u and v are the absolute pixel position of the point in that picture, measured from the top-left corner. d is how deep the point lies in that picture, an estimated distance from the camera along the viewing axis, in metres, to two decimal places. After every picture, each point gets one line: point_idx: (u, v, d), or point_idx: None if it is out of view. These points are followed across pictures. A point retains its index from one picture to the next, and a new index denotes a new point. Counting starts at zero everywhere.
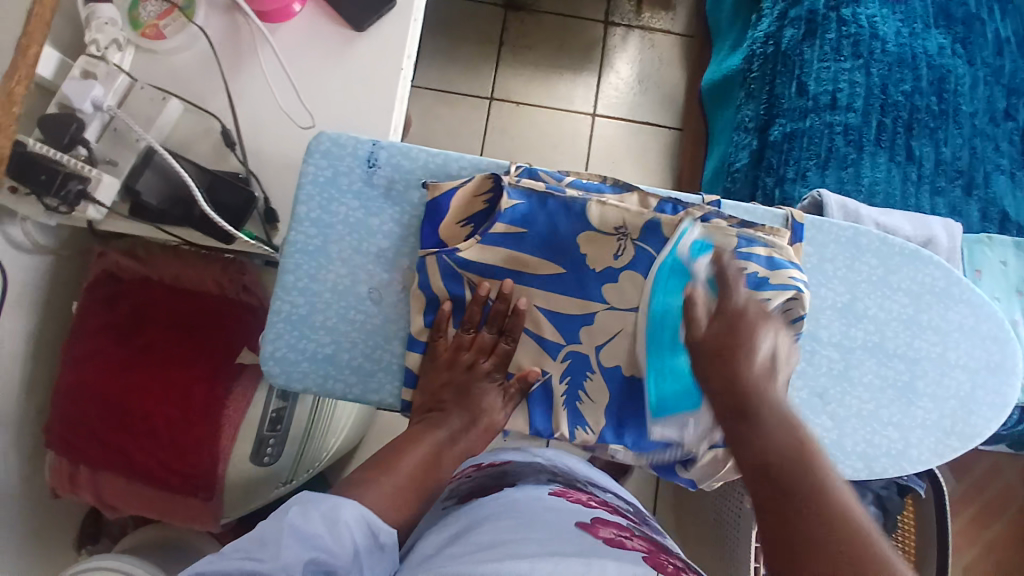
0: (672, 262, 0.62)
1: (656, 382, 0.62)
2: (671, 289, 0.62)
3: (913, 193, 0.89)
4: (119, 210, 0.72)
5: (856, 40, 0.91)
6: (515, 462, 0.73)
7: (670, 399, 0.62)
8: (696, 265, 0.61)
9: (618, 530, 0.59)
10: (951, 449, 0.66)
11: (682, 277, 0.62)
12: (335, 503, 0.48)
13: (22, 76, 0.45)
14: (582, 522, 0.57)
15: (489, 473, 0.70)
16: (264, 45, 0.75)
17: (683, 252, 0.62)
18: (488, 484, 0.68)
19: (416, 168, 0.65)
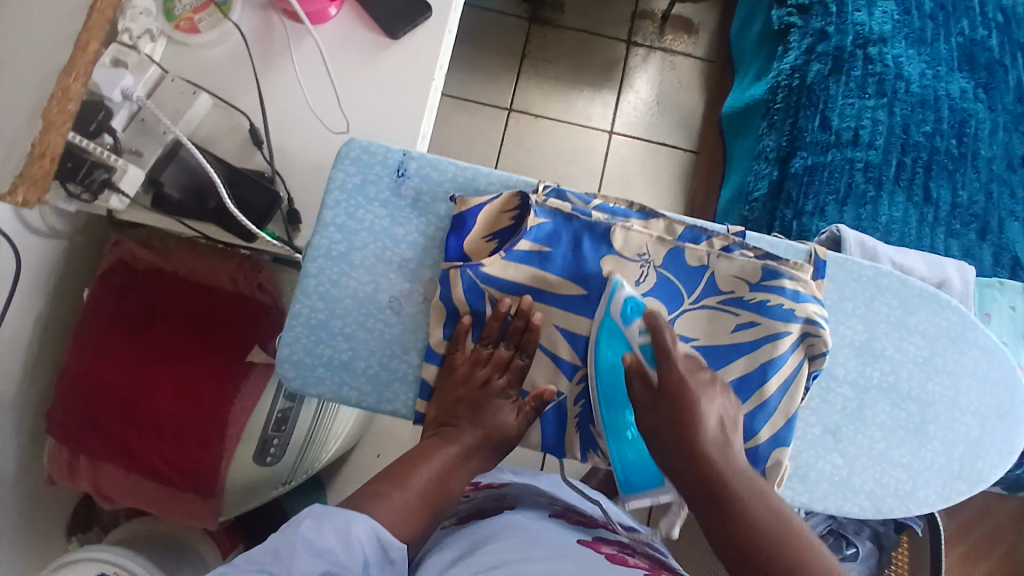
0: (609, 325, 0.60)
1: (616, 454, 0.61)
2: (615, 351, 0.60)
3: (928, 234, 0.90)
4: (141, 201, 0.72)
5: (881, 78, 0.92)
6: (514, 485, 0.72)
7: (635, 471, 0.61)
8: (628, 327, 0.58)
9: (620, 547, 0.60)
10: (958, 493, 0.67)
11: (621, 342, 0.60)
12: (347, 518, 0.48)
13: (79, 71, 0.61)
14: (584, 540, 0.59)
15: (487, 495, 0.71)
16: (297, 46, 0.75)
17: (616, 314, 0.60)
18: (488, 507, 0.68)
19: (445, 180, 0.66)
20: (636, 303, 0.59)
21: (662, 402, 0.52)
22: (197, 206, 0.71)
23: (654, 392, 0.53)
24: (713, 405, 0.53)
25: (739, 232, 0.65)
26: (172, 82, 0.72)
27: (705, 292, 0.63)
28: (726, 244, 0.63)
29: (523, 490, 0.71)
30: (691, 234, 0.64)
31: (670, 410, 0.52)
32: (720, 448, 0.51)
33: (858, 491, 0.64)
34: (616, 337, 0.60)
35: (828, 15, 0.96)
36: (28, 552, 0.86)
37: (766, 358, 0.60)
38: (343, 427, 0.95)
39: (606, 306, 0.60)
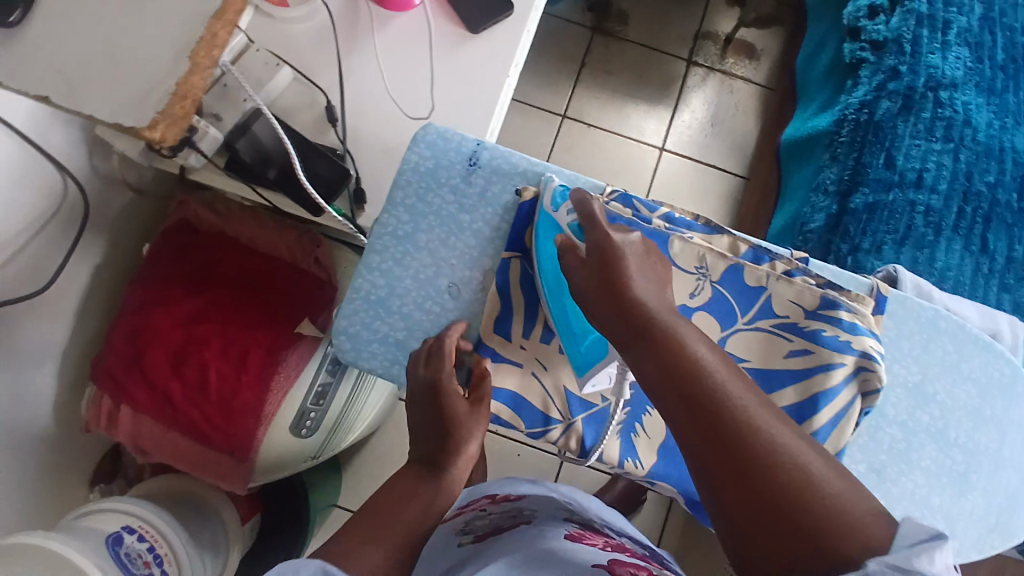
0: (544, 219, 0.61)
1: (567, 340, 0.59)
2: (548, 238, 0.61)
3: (981, 283, 0.89)
4: (216, 162, 0.74)
5: (949, 123, 0.92)
6: (530, 497, 0.71)
7: (584, 352, 0.59)
8: (560, 213, 0.61)
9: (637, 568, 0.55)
10: (991, 545, 0.66)
11: (554, 231, 0.60)
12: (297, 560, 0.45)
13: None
14: (598, 561, 0.54)
15: (505, 509, 0.70)
16: (379, 30, 0.76)
17: (549, 205, 0.61)
18: (504, 523, 0.67)
19: (515, 174, 0.66)
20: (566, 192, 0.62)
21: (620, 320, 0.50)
22: (266, 173, 0.73)
23: (586, 260, 0.54)
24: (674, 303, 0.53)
25: (803, 257, 0.65)
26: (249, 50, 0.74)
27: (760, 314, 0.62)
28: (789, 268, 0.63)
29: (539, 505, 0.70)
30: (754, 255, 0.64)
31: (598, 276, 0.52)
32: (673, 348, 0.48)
33: None
34: (549, 227, 0.61)
35: (902, 54, 0.95)
36: (55, 496, 0.87)
37: (819, 388, 0.60)
38: (370, 408, 0.95)
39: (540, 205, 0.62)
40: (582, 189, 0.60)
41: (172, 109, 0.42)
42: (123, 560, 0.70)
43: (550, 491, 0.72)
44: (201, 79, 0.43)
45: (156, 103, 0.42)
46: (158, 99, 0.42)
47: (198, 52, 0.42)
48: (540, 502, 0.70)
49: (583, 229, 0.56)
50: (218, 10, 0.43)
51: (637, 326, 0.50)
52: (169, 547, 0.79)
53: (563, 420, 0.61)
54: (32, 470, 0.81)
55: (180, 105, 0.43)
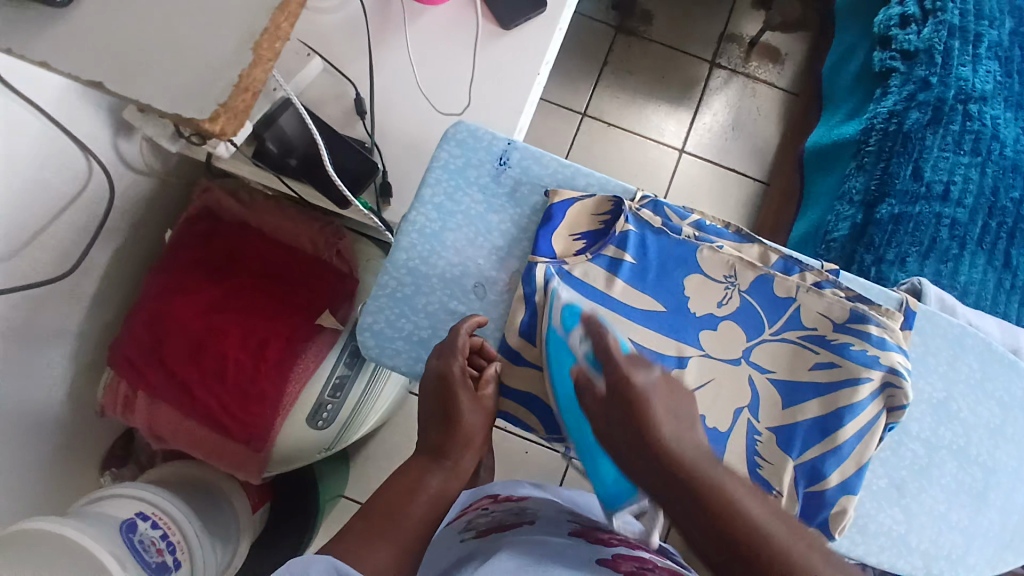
0: (554, 338, 0.59)
1: (594, 476, 0.58)
2: (560, 362, 0.58)
3: (1003, 299, 0.88)
4: (244, 151, 0.73)
5: (978, 137, 0.91)
6: (531, 499, 0.72)
7: (610, 488, 0.57)
8: (571, 336, 0.58)
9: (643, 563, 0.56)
10: (1004, 562, 0.66)
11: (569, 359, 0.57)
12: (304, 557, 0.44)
13: None
14: (602, 557, 0.54)
15: (507, 508, 0.70)
16: (411, 23, 0.76)
17: (558, 325, 0.59)
18: (508, 518, 0.67)
19: (544, 175, 0.66)
20: (575, 309, 0.59)
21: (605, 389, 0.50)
22: (288, 162, 0.73)
23: (600, 397, 0.51)
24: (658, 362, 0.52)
25: (833, 269, 0.65)
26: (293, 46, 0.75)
27: (787, 325, 0.62)
28: (817, 280, 0.63)
29: (542, 505, 0.70)
30: (784, 265, 0.64)
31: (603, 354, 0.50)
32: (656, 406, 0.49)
33: (913, 549, 0.63)
34: (562, 350, 0.58)
35: (933, 65, 0.94)
36: (68, 477, 0.88)
37: (845, 402, 0.59)
38: (384, 400, 0.95)
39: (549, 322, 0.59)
40: (591, 314, 0.57)
41: (234, 100, 0.42)
42: (136, 547, 0.70)
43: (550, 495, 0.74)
44: (262, 72, 0.43)
45: (219, 95, 0.42)
46: (222, 88, 0.42)
47: (260, 44, 0.42)
48: (541, 503, 0.71)
49: (599, 363, 0.53)
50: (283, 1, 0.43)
51: (619, 381, 0.50)
52: (182, 534, 0.80)
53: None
54: (45, 451, 0.81)
55: (241, 97, 0.43)
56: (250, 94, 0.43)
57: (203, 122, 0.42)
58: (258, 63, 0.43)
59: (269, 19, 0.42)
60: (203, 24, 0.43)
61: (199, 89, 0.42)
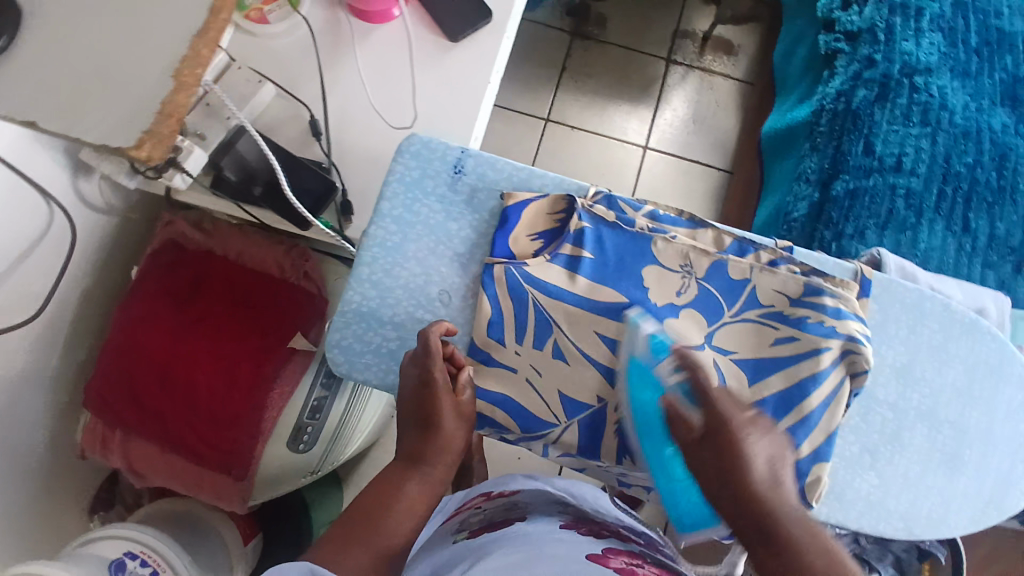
0: (635, 366, 0.61)
1: (669, 500, 0.62)
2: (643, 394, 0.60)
3: (965, 263, 0.91)
4: (201, 181, 0.74)
5: (925, 108, 0.93)
6: (525, 493, 0.74)
7: (685, 511, 0.61)
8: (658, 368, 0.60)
9: (629, 559, 0.58)
10: (987, 519, 0.66)
11: (655, 388, 0.60)
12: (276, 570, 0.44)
13: None
14: (592, 554, 0.56)
15: (499, 504, 0.74)
16: (360, 41, 0.77)
17: (643, 355, 0.61)
18: (499, 517, 0.70)
19: (500, 179, 0.67)
20: (661, 342, 0.61)
21: (704, 441, 0.55)
22: (251, 190, 0.73)
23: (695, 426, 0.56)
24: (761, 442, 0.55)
25: (787, 246, 0.66)
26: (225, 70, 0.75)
27: (746, 306, 0.63)
28: (772, 258, 0.64)
29: (532, 497, 0.74)
30: (738, 247, 0.65)
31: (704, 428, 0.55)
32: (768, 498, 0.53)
33: (892, 513, 0.64)
34: (644, 378, 0.60)
35: (877, 43, 0.97)
36: (54, 524, 0.87)
37: (807, 373, 0.61)
38: (370, 420, 0.94)
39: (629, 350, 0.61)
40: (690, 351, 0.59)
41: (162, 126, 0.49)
42: None
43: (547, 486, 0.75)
44: (184, 96, 0.50)
45: (144, 123, 0.48)
46: (146, 117, 0.48)
47: (181, 71, 0.49)
48: (532, 496, 0.74)
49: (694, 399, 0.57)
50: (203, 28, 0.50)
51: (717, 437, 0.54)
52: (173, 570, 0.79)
53: (560, 422, 0.63)
54: (29, 498, 0.80)
55: (166, 123, 0.49)
56: (174, 120, 0.50)
57: (129, 150, 0.48)
58: (180, 89, 0.49)
59: (189, 46, 0.49)
60: (144, 58, 0.49)
61: (136, 124, 0.49)
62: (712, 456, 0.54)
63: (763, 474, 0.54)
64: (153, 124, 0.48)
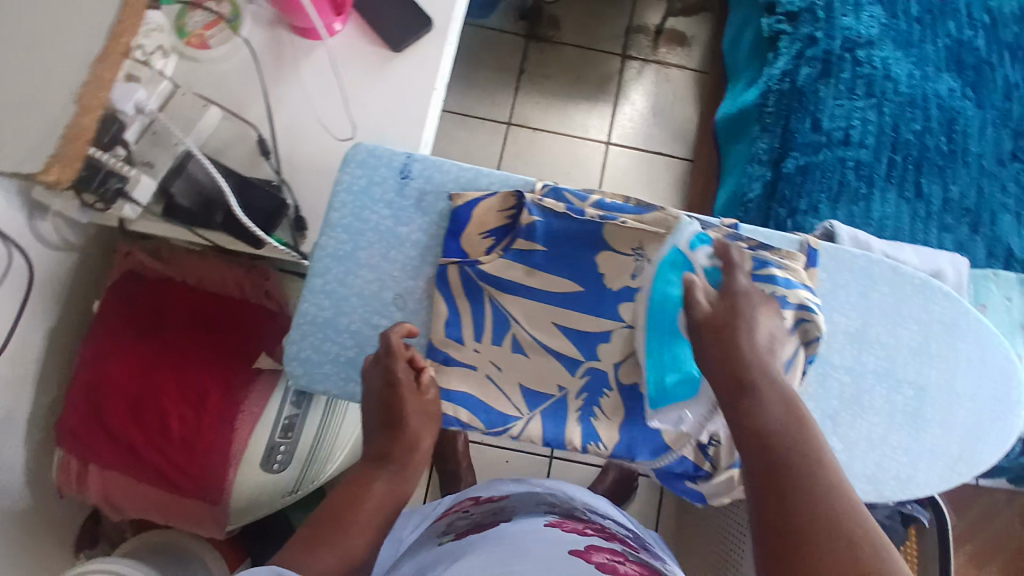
0: (673, 255, 0.62)
1: (654, 376, 0.62)
2: (671, 278, 0.62)
3: (921, 228, 0.92)
4: (152, 210, 0.74)
5: (870, 80, 0.95)
6: (513, 496, 0.75)
7: (672, 389, 0.62)
8: (696, 256, 0.61)
9: (611, 556, 0.58)
10: (957, 475, 0.67)
11: (682, 268, 0.62)
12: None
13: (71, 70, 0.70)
14: (575, 551, 0.56)
15: (487, 507, 0.73)
16: (302, 60, 0.78)
17: (684, 244, 0.62)
18: (486, 518, 0.69)
19: (446, 181, 0.67)
20: (704, 238, 0.62)
21: (718, 307, 0.55)
22: (214, 218, 0.73)
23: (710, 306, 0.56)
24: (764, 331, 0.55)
25: (733, 223, 0.67)
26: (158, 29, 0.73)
27: None
28: (721, 236, 0.65)
29: (520, 502, 0.73)
30: None
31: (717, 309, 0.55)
32: (771, 372, 0.52)
33: (858, 475, 0.65)
34: (679, 263, 0.62)
35: (817, 22, 0.99)
36: (34, 569, 0.85)
37: None
38: (353, 442, 0.93)
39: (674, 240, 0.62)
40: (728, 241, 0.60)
41: (67, 150, 0.64)
42: None
43: (533, 487, 0.76)
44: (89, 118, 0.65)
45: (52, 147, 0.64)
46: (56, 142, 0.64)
47: (86, 97, 0.65)
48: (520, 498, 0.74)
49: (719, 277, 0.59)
50: (104, 56, 0.66)
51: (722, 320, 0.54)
52: None
53: (521, 414, 0.64)
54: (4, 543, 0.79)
55: (72, 145, 0.64)
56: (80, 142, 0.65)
57: (41, 172, 0.63)
58: (84, 111, 0.65)
59: (91, 74, 0.65)
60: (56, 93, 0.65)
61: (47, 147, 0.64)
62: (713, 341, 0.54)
63: (763, 345, 0.54)
64: (61, 148, 0.64)
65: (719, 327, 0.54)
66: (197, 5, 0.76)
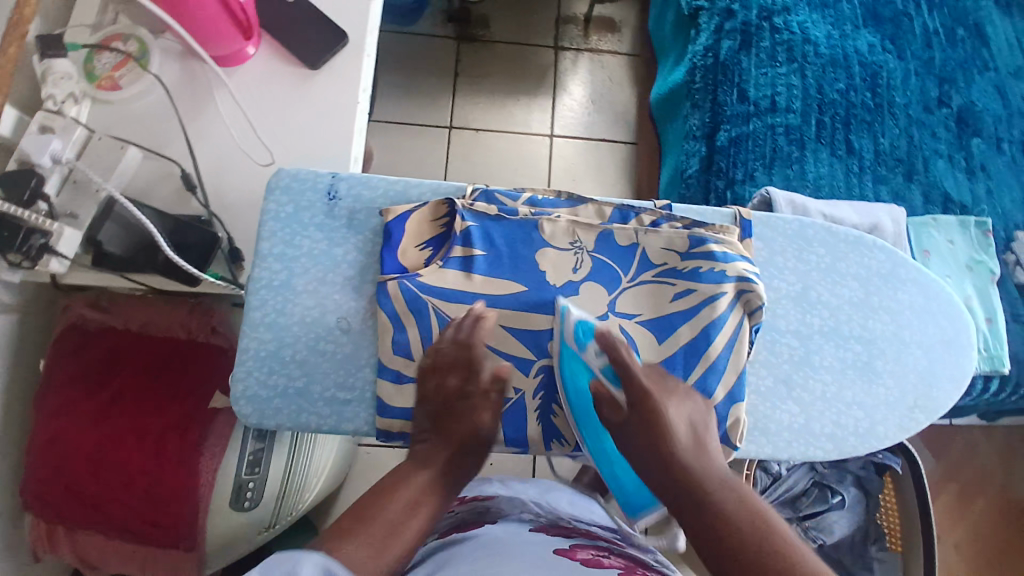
0: (569, 354, 0.62)
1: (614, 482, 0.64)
2: (580, 378, 0.62)
3: (856, 183, 0.94)
4: (81, 261, 0.72)
5: (789, 45, 0.97)
6: (500, 497, 0.73)
7: (633, 493, 0.62)
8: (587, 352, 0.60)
9: (596, 551, 0.58)
10: (917, 422, 0.67)
11: (586, 372, 0.62)
12: (292, 557, 0.41)
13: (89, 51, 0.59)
14: (559, 549, 0.57)
15: (472, 506, 0.72)
16: (220, 89, 0.77)
17: (571, 341, 0.61)
18: (469, 519, 0.69)
19: (376, 197, 0.66)
20: (588, 327, 0.61)
21: (631, 417, 0.57)
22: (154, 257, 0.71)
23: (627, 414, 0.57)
24: (681, 411, 0.57)
25: (665, 205, 0.68)
26: (66, 77, 0.71)
27: (640, 269, 0.65)
28: (654, 219, 0.66)
29: (507, 504, 0.71)
30: (621, 214, 0.67)
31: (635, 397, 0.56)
32: (699, 452, 0.55)
33: (818, 435, 0.65)
34: (576, 365, 0.62)
35: None
36: None
37: (707, 321, 0.62)
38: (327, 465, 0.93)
39: (560, 336, 0.61)
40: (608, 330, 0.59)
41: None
42: None
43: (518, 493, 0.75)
44: None
45: None
46: None
47: None
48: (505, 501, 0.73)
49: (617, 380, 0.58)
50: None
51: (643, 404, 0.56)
52: None
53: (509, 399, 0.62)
54: None
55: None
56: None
57: None
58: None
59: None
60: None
61: None
62: (641, 432, 0.56)
63: (686, 434, 0.56)
64: None
65: (646, 445, 0.55)
66: (104, 46, 0.74)
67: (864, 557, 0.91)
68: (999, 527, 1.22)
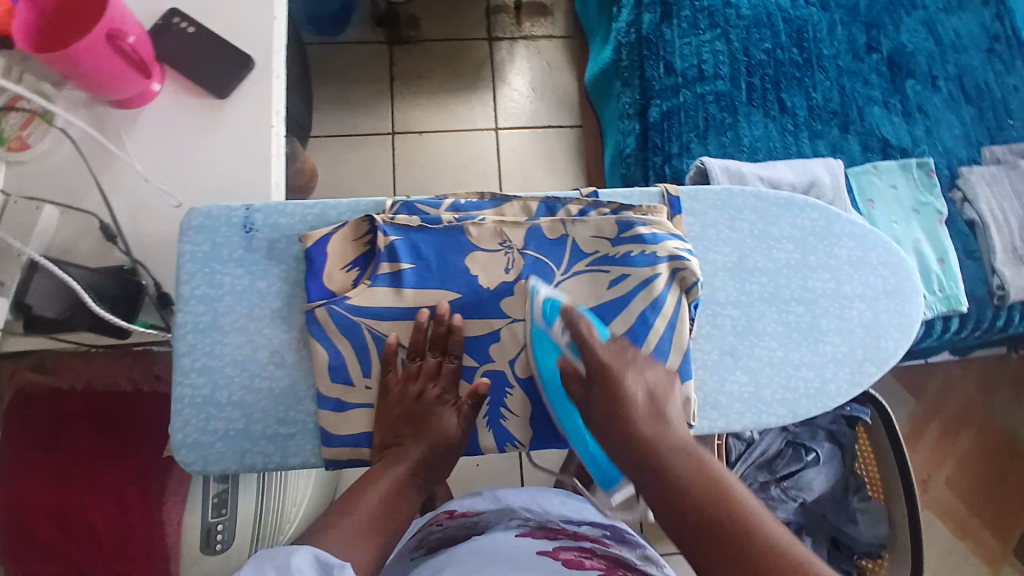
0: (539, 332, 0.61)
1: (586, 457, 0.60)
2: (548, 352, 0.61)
3: (793, 141, 0.93)
4: (13, 327, 0.70)
5: (710, 11, 0.96)
6: (486, 513, 0.72)
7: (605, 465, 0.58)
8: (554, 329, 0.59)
9: (580, 552, 0.58)
10: (868, 375, 0.67)
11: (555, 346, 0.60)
12: (287, 551, 0.44)
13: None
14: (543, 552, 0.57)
15: (461, 521, 0.70)
16: (127, 132, 0.74)
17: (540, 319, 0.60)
18: (458, 533, 0.68)
19: (295, 223, 0.65)
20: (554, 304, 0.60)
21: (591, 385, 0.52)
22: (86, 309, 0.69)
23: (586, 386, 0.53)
24: (638, 377, 0.53)
25: (592, 192, 0.67)
26: None
27: (572, 260, 0.63)
28: (581, 208, 0.65)
29: (496, 516, 0.70)
30: (547, 207, 0.65)
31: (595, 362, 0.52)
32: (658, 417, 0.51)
33: (770, 402, 0.65)
34: (545, 340, 0.61)
35: None
36: None
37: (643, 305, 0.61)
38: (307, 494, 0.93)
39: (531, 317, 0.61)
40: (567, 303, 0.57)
41: None
42: None
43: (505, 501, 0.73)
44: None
45: None
46: None
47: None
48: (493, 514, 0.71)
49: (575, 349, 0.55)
50: None
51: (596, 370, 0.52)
52: None
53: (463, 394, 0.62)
54: None
55: None
56: None
57: None
58: None
59: None
60: None
61: None
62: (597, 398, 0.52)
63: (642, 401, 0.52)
64: None
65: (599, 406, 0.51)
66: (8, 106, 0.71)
67: (846, 508, 0.91)
68: (983, 460, 1.23)
